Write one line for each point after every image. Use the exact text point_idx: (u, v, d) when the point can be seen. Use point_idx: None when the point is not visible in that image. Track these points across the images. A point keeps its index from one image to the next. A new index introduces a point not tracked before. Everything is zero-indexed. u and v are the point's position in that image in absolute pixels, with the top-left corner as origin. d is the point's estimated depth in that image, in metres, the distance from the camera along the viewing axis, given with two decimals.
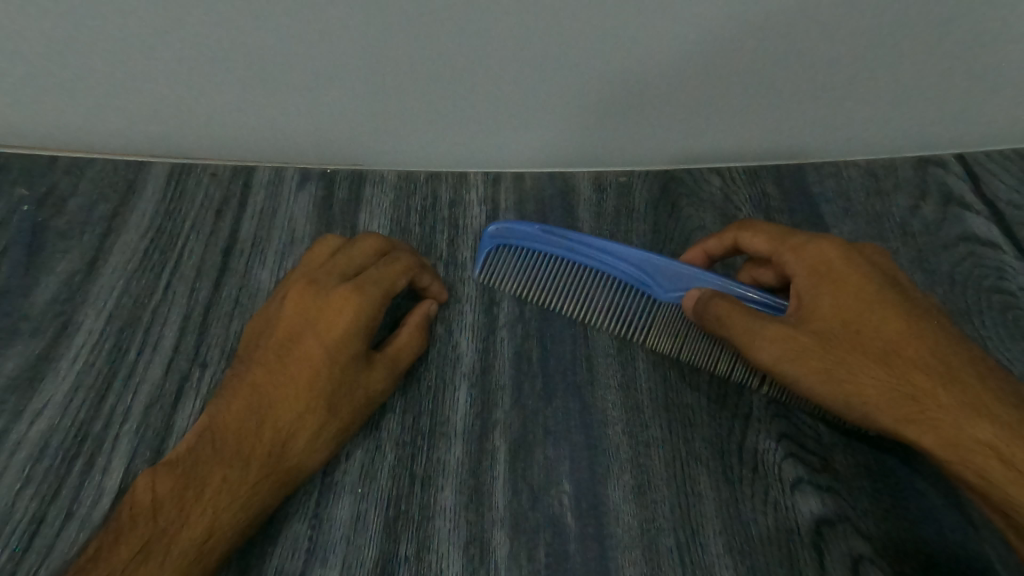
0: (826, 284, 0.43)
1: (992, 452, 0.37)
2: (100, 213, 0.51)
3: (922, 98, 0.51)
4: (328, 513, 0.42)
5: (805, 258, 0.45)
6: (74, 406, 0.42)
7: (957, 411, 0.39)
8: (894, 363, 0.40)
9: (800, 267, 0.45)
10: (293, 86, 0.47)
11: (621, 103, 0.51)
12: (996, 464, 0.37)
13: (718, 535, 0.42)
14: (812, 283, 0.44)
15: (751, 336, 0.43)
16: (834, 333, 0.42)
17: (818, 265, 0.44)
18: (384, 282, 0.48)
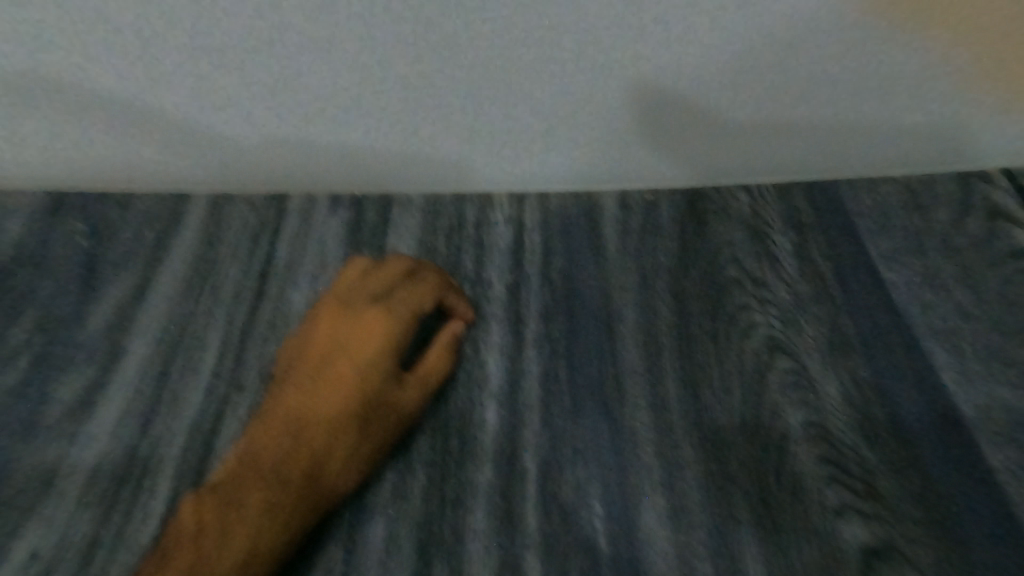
0: None
1: None
2: (146, 241, 0.54)
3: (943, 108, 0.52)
4: (363, 535, 0.43)
5: None
6: (123, 429, 0.44)
7: None
8: None
9: None
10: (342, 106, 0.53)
11: (640, 119, 0.54)
12: None
13: (757, 561, 0.41)
14: None
15: None
16: None
17: None
18: (412, 303, 0.50)
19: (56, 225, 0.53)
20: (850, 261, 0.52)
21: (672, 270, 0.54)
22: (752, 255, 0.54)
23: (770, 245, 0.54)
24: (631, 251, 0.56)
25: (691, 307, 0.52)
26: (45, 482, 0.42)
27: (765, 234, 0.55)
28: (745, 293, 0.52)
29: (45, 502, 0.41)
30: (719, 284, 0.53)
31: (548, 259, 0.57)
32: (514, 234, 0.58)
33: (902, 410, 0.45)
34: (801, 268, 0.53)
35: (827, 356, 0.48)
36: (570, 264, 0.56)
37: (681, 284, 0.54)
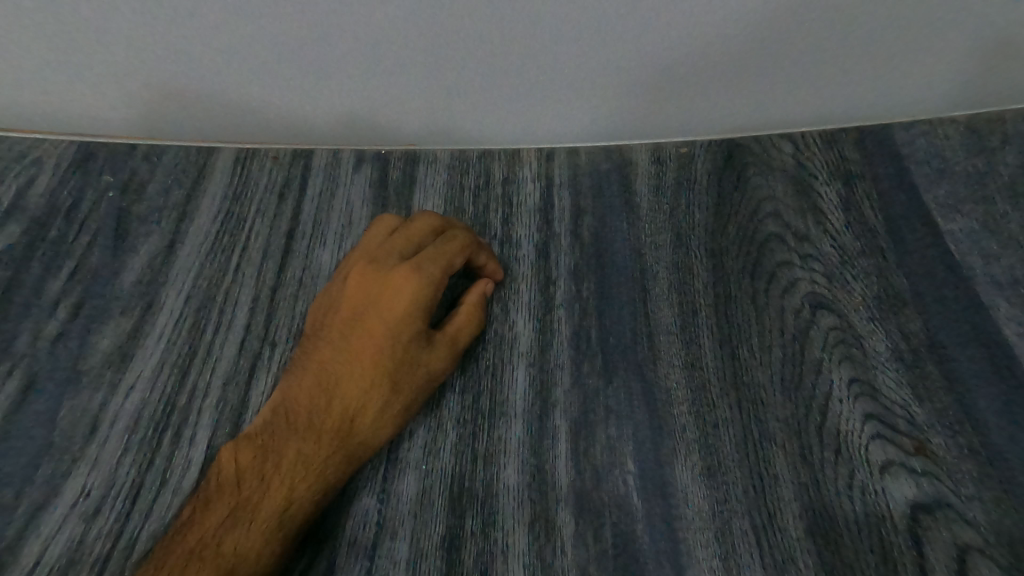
0: None
1: None
2: (175, 198, 0.53)
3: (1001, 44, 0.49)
4: (395, 489, 0.43)
5: None
6: (162, 381, 0.45)
7: None
8: None
9: None
10: (369, 62, 0.51)
11: (677, 67, 0.51)
12: None
13: (798, 519, 0.39)
14: None
15: None
16: None
17: None
18: (441, 261, 0.48)
19: (87, 180, 0.53)
20: (902, 216, 0.49)
21: (708, 227, 0.52)
22: (795, 210, 0.51)
23: (813, 200, 0.51)
24: (665, 208, 0.54)
25: (728, 264, 0.50)
26: (90, 429, 0.42)
27: (809, 189, 0.52)
28: (786, 250, 0.50)
29: (90, 449, 0.42)
30: (759, 241, 0.51)
31: (578, 216, 0.55)
32: (542, 190, 0.56)
33: (957, 368, 0.42)
34: (848, 223, 0.50)
35: (875, 314, 0.46)
36: (600, 222, 0.54)
37: (717, 241, 0.51)
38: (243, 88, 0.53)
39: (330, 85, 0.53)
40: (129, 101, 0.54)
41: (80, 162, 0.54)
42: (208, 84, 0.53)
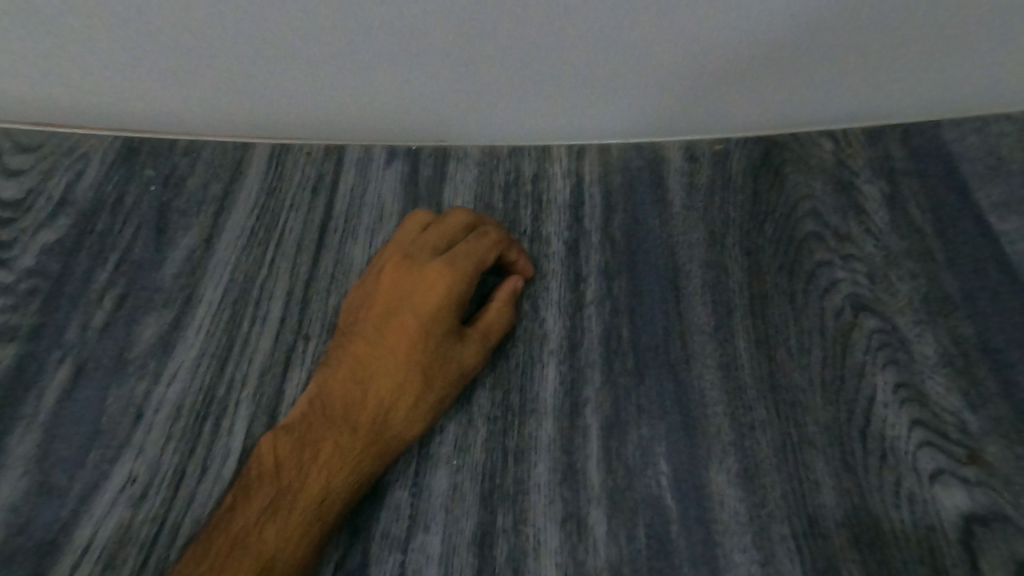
0: None
1: None
2: (213, 192, 0.54)
3: None
4: (428, 483, 0.43)
5: None
6: (200, 372, 0.45)
7: None
8: None
9: None
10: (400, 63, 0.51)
11: (713, 65, 0.50)
12: None
13: (841, 526, 0.38)
14: None
15: None
16: None
17: None
18: (473, 257, 0.48)
19: (130, 174, 0.54)
20: (949, 215, 0.48)
21: (744, 226, 0.51)
22: (836, 209, 0.50)
23: (855, 199, 0.50)
24: (699, 206, 0.53)
25: (765, 264, 0.49)
26: (133, 417, 0.43)
27: (851, 186, 0.51)
28: (826, 249, 0.48)
29: (133, 437, 0.43)
30: (798, 240, 0.49)
31: (610, 213, 0.54)
32: (573, 187, 0.56)
33: (1009, 373, 0.41)
34: (892, 223, 0.48)
35: (921, 316, 0.44)
36: (633, 219, 0.54)
37: (753, 240, 0.50)
38: (278, 85, 0.53)
39: (362, 85, 0.53)
40: (167, 99, 0.54)
41: (123, 157, 0.55)
42: (244, 82, 0.53)
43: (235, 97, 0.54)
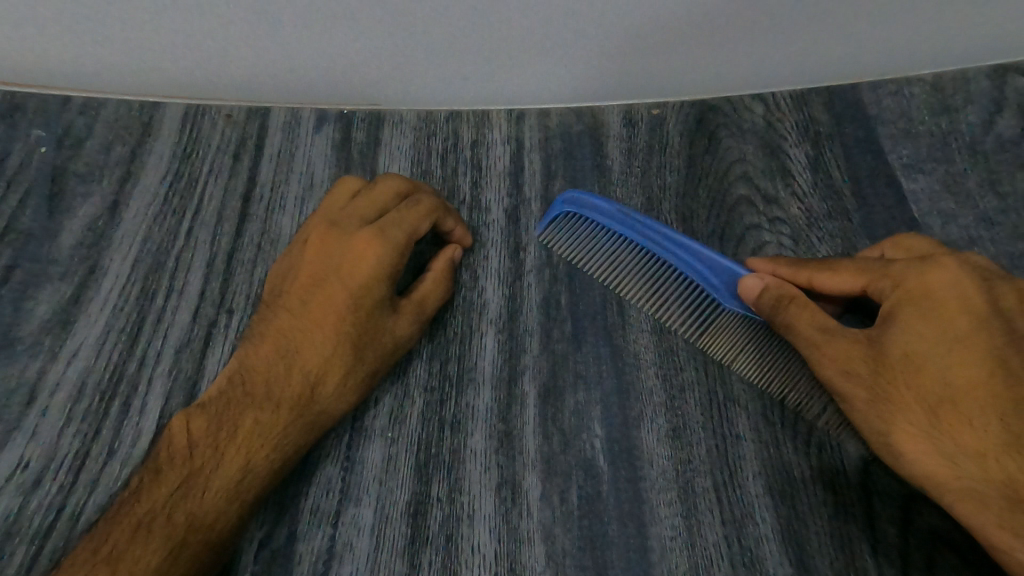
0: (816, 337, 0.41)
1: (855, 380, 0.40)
2: (117, 155, 0.50)
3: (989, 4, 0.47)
4: (361, 456, 0.42)
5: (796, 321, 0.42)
6: (107, 349, 0.43)
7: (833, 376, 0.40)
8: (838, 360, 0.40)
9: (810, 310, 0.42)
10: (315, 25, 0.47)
11: (647, 36, 0.49)
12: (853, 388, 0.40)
13: (758, 476, 0.40)
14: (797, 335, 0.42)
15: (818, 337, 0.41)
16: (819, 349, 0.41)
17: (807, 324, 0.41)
18: (406, 226, 0.46)
19: (16, 134, 0.49)
20: (868, 177, 0.49)
21: (680, 192, 0.51)
22: (765, 173, 0.51)
23: (783, 163, 0.51)
24: (636, 170, 0.53)
25: (698, 228, 0.50)
26: (27, 398, 0.41)
27: (780, 151, 0.51)
28: (755, 213, 0.50)
29: (29, 418, 0.40)
30: (729, 205, 0.50)
31: (550, 179, 0.53)
32: (512, 153, 0.54)
33: None
34: (815, 185, 0.50)
35: None
36: (573, 185, 0.53)
37: (689, 207, 0.51)
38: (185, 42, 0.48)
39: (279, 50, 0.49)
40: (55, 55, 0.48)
41: (7, 114, 0.49)
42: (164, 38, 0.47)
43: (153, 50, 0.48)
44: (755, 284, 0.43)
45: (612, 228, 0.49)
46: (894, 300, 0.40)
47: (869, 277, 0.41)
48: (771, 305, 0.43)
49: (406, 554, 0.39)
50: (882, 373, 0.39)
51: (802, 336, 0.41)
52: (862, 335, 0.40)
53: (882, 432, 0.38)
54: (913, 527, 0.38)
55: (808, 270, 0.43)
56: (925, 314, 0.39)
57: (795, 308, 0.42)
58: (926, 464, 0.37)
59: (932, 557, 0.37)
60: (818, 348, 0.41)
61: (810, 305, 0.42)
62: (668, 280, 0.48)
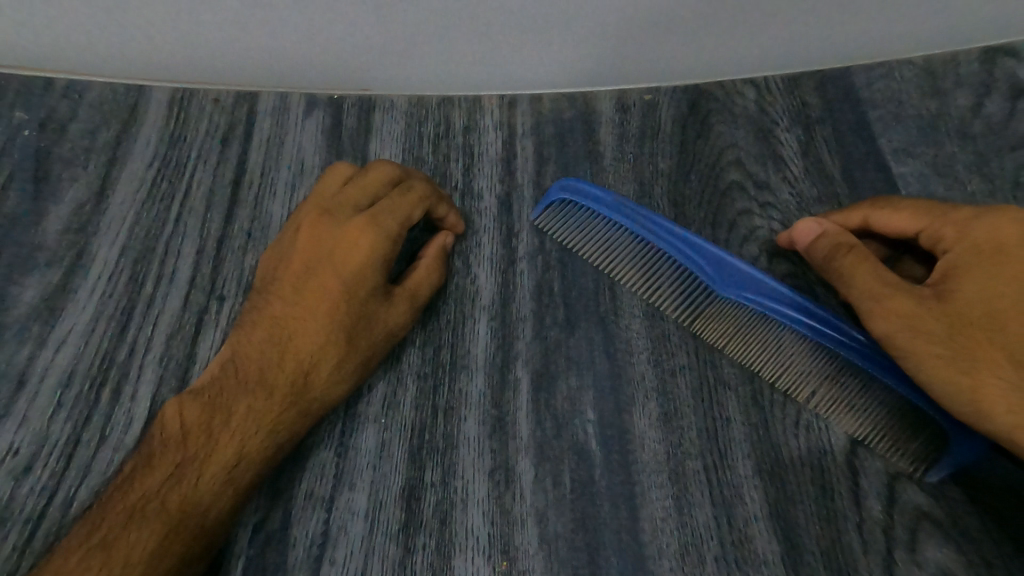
0: (882, 288, 0.40)
1: (931, 333, 0.38)
2: (102, 140, 0.49)
3: None
4: (354, 442, 0.42)
5: (861, 271, 0.41)
6: (96, 336, 0.42)
7: (907, 330, 0.39)
8: (911, 311, 0.39)
9: (873, 260, 0.42)
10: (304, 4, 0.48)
11: (633, 16, 0.49)
12: (931, 341, 0.38)
13: (747, 458, 0.41)
14: (863, 287, 0.41)
15: (884, 288, 0.40)
16: (890, 299, 0.40)
17: (872, 273, 0.41)
18: (399, 213, 0.46)
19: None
20: (859, 163, 0.50)
21: (672, 177, 0.51)
22: (756, 159, 0.51)
23: (775, 148, 0.51)
24: (629, 156, 0.53)
25: (690, 213, 0.50)
26: (16, 384, 0.40)
27: (771, 136, 0.51)
28: (746, 199, 0.50)
29: (19, 404, 0.40)
30: (720, 191, 0.50)
31: (542, 165, 0.53)
32: (505, 138, 0.54)
33: None
34: (805, 171, 0.50)
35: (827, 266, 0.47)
36: (565, 170, 0.53)
37: (681, 192, 0.51)
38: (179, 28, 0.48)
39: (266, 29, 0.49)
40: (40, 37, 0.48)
41: None
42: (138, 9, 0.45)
43: (134, 27, 0.47)
44: (812, 228, 0.44)
45: (607, 215, 0.50)
46: (957, 251, 0.40)
47: (926, 223, 0.42)
48: (828, 253, 0.43)
49: (400, 537, 0.39)
50: (960, 324, 0.38)
51: (866, 290, 0.41)
52: (927, 291, 0.40)
53: (969, 387, 0.37)
54: (899, 505, 0.39)
55: (862, 211, 0.44)
56: (993, 266, 0.39)
57: (855, 256, 0.42)
58: (1011, 416, 0.36)
59: (915, 533, 0.38)
60: (885, 302, 0.40)
61: (871, 259, 0.42)
62: (663, 268, 0.48)
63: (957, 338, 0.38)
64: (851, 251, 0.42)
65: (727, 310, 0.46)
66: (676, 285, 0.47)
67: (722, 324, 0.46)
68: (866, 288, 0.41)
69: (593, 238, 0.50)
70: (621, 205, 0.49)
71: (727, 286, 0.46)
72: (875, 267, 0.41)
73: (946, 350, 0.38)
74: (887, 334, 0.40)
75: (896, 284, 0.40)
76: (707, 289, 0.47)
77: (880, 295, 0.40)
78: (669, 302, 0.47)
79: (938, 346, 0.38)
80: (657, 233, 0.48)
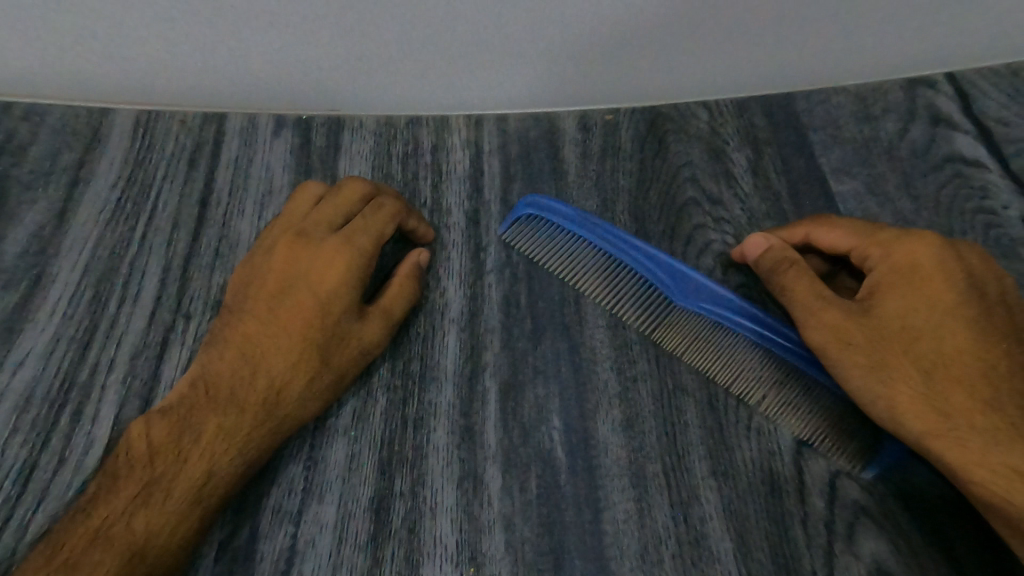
0: (815, 302, 0.44)
1: (855, 344, 0.42)
2: (64, 161, 0.49)
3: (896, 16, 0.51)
4: (323, 456, 0.43)
5: (796, 285, 0.45)
6: (57, 358, 0.42)
7: (834, 342, 0.42)
8: (838, 324, 0.42)
9: (809, 275, 0.45)
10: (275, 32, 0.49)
11: (593, 44, 0.52)
12: (855, 351, 0.42)
13: (703, 460, 0.43)
14: (799, 301, 0.44)
15: (817, 302, 0.44)
16: (821, 312, 0.43)
17: (807, 288, 0.44)
18: (372, 231, 0.47)
19: None
20: (803, 180, 0.53)
21: (632, 193, 0.54)
22: (710, 175, 0.54)
23: (727, 165, 0.54)
24: (592, 173, 0.55)
25: (649, 227, 0.52)
26: None
27: (723, 154, 0.55)
28: (702, 213, 0.53)
29: None
30: (678, 205, 0.53)
31: (509, 182, 0.55)
32: (472, 156, 0.56)
33: None
34: (755, 187, 0.53)
35: None
36: (531, 187, 0.55)
37: (641, 207, 0.53)
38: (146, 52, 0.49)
39: (236, 52, 0.50)
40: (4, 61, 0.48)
41: None
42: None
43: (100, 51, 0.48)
44: (760, 243, 0.47)
45: (574, 230, 0.52)
46: (883, 270, 0.43)
47: (858, 242, 0.45)
48: (771, 268, 0.46)
49: (369, 548, 0.40)
50: (881, 338, 0.42)
51: (801, 304, 0.44)
52: (856, 304, 0.43)
53: (887, 397, 0.41)
54: (841, 501, 0.41)
55: (804, 227, 0.47)
56: (912, 284, 0.42)
57: (793, 272, 0.45)
58: (921, 424, 0.40)
59: (855, 527, 0.41)
60: (816, 315, 0.43)
61: (808, 275, 0.45)
62: (627, 280, 0.50)
63: (878, 350, 0.42)
64: (790, 267, 0.45)
65: (687, 319, 0.49)
66: (639, 296, 0.50)
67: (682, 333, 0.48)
68: (801, 302, 0.44)
69: (558, 251, 0.52)
70: (586, 219, 0.52)
71: (687, 297, 0.49)
72: (810, 283, 0.44)
73: (868, 361, 0.41)
74: (819, 344, 0.43)
75: (827, 298, 0.43)
76: (667, 300, 0.49)
77: (812, 309, 0.43)
78: (631, 312, 0.49)
79: (861, 357, 0.42)
80: (621, 247, 0.51)
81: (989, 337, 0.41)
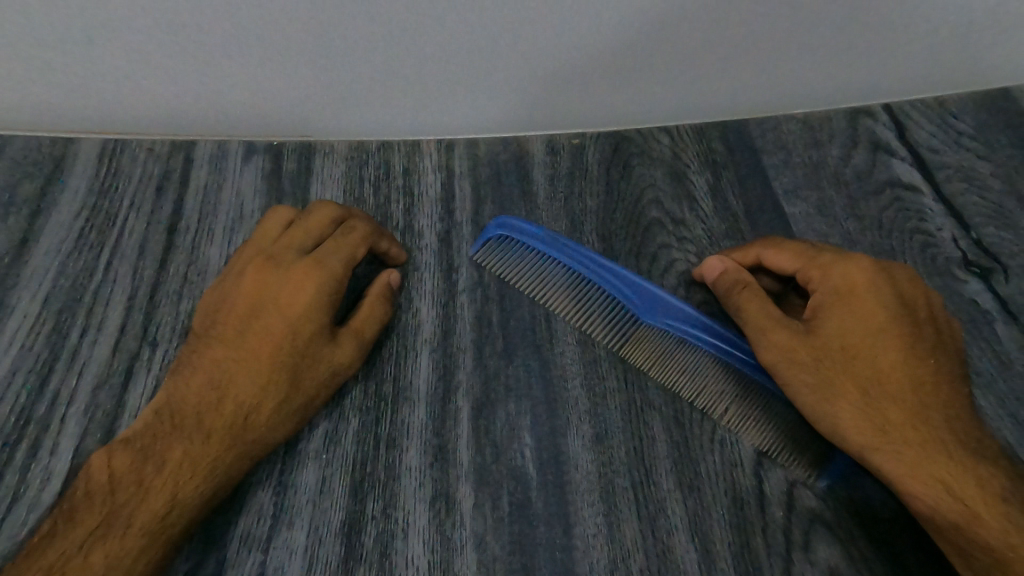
0: (765, 321, 0.46)
1: (801, 361, 0.44)
2: (26, 192, 0.49)
3: (849, 53, 0.54)
4: (293, 480, 0.43)
5: (749, 305, 0.47)
6: (14, 391, 0.42)
7: (782, 359, 0.45)
8: (786, 342, 0.45)
9: (760, 295, 0.47)
10: (238, 69, 0.48)
11: (559, 77, 0.53)
12: (801, 368, 0.44)
13: (669, 473, 0.44)
14: (750, 320, 0.46)
15: (768, 321, 0.46)
16: (770, 331, 0.45)
17: (758, 308, 0.46)
18: (343, 253, 0.48)
19: None
20: (759, 201, 0.56)
21: (599, 214, 0.56)
22: (672, 197, 0.56)
23: (688, 187, 0.57)
24: (560, 195, 0.57)
25: (616, 246, 0.54)
26: None
27: (685, 177, 0.57)
28: (666, 233, 0.55)
29: None
30: (643, 225, 0.55)
31: (479, 205, 0.56)
32: (443, 180, 0.57)
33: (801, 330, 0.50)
34: (715, 208, 0.56)
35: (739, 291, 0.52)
36: (501, 210, 0.56)
37: (608, 228, 0.55)
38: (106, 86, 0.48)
39: (199, 88, 0.49)
40: None
41: None
42: (60, 63, 0.45)
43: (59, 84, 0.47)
44: (716, 265, 0.50)
45: (543, 250, 0.53)
46: (826, 290, 0.46)
47: (803, 264, 0.47)
48: (726, 288, 0.48)
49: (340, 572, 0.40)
50: (824, 356, 0.44)
51: (754, 323, 0.46)
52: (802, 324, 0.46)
53: (830, 411, 0.43)
54: (797, 509, 0.43)
55: (756, 249, 0.49)
56: (852, 304, 0.45)
57: (746, 293, 0.47)
58: (859, 436, 0.42)
59: (811, 534, 0.42)
60: (767, 334, 0.45)
61: (760, 295, 0.47)
62: (594, 297, 0.52)
63: (822, 366, 0.44)
64: (742, 288, 0.48)
65: (653, 334, 0.50)
66: (606, 313, 0.51)
67: (648, 347, 0.50)
68: (753, 321, 0.46)
69: (528, 271, 0.53)
70: (555, 241, 0.53)
71: (651, 313, 0.50)
72: (761, 303, 0.47)
73: (812, 377, 0.44)
74: (770, 361, 0.45)
75: (776, 317, 0.46)
76: (633, 316, 0.51)
77: (763, 327, 0.46)
78: (599, 330, 0.50)
79: (806, 373, 0.44)
80: (588, 266, 0.52)
81: (921, 354, 0.44)
